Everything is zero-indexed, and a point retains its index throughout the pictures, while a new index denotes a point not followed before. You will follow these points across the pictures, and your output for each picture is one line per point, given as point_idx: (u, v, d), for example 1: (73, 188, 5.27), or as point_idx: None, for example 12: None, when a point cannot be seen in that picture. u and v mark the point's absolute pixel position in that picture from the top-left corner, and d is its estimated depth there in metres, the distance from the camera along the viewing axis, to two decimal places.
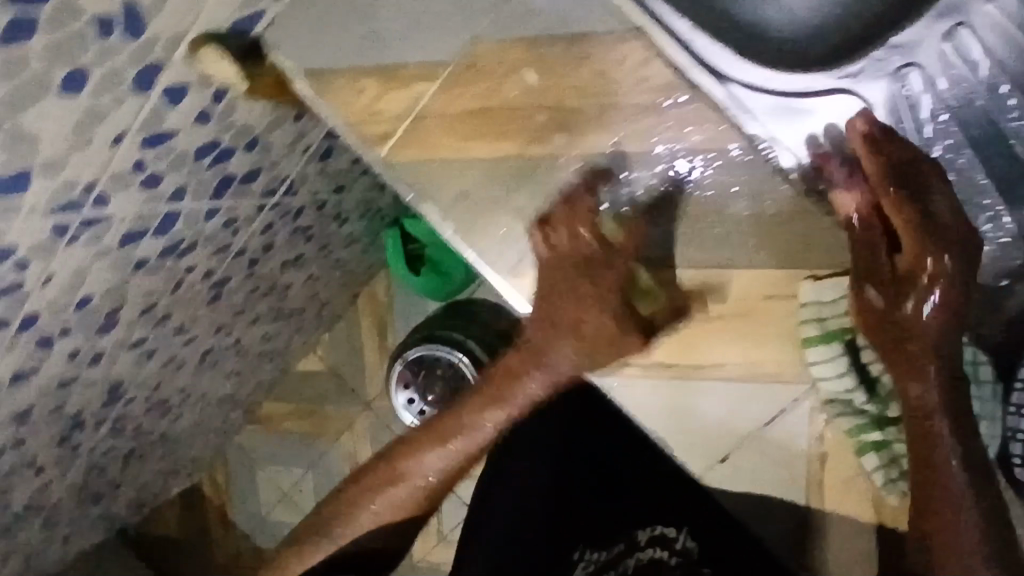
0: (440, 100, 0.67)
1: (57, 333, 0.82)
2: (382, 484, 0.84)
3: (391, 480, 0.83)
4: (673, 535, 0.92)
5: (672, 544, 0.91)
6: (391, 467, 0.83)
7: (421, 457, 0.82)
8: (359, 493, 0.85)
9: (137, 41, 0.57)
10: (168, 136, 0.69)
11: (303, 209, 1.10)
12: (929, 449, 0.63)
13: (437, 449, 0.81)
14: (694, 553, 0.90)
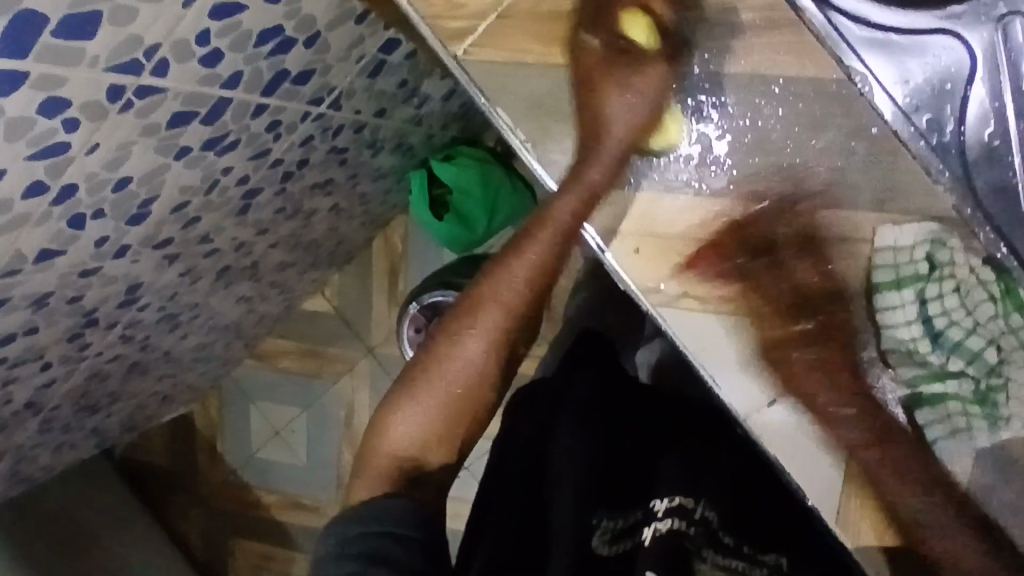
0: (526, 1, 0.65)
1: (91, 214, 0.79)
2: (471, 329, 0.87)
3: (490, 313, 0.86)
4: (692, 505, 0.88)
5: (692, 515, 0.86)
6: (480, 315, 0.86)
7: (512, 276, 0.84)
8: (445, 350, 0.87)
9: None
10: (235, 8, 0.66)
11: (344, 128, 1.07)
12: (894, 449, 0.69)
13: (513, 276, 0.84)
14: (713, 523, 0.88)
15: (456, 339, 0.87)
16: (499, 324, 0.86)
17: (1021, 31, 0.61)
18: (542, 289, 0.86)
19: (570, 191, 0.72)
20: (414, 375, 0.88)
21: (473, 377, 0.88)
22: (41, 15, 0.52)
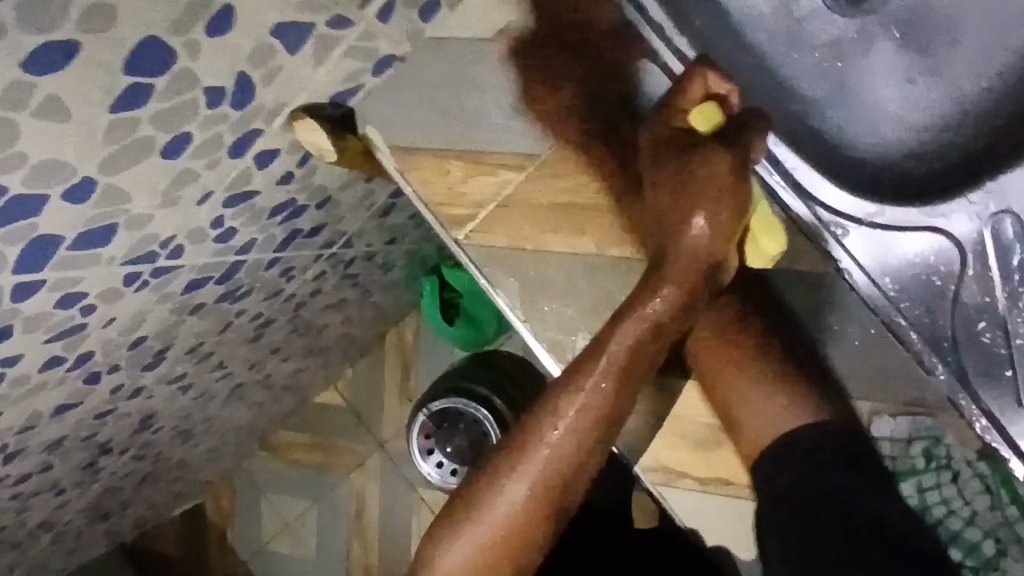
0: (523, 189, 0.67)
1: (107, 368, 0.82)
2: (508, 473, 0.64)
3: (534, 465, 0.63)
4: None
5: None
6: (517, 456, 0.64)
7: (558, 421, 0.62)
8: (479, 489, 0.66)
9: (244, 110, 0.57)
10: (249, 195, 0.69)
11: (356, 259, 1.11)
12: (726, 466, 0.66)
13: (557, 413, 0.62)
14: None
15: (495, 484, 0.65)
16: (556, 479, 0.64)
17: None
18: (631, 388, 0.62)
19: (624, 340, 0.60)
20: (455, 514, 0.67)
21: (522, 521, 0.65)
22: (59, 236, 0.55)
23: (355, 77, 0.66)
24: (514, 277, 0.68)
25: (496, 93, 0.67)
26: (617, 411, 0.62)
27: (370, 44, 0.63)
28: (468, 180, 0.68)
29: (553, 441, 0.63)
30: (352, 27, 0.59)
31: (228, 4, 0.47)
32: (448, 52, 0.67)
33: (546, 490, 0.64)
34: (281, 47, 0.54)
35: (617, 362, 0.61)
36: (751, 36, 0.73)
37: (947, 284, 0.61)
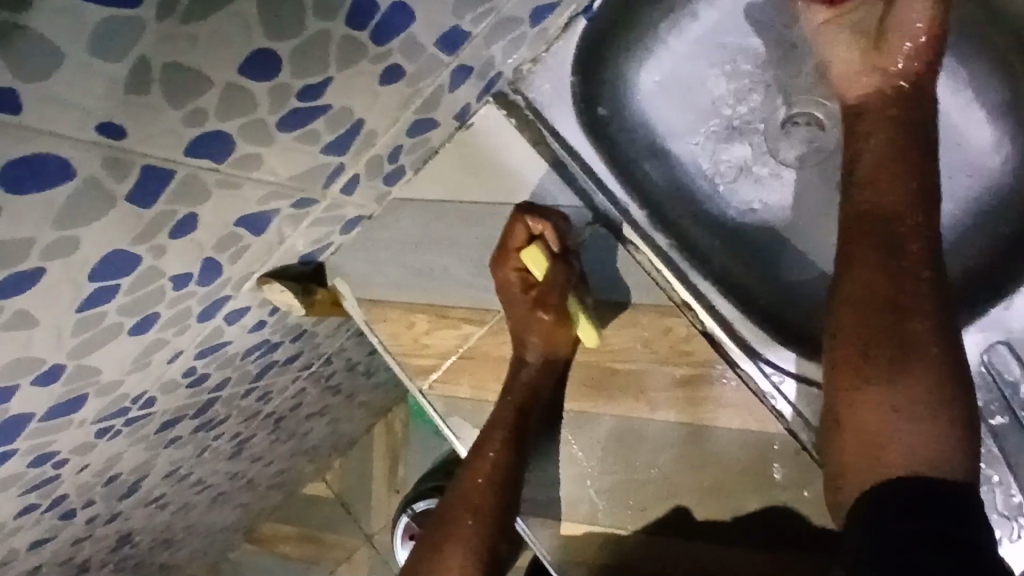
0: (484, 341, 0.70)
1: (83, 503, 0.83)
2: (447, 546, 0.65)
3: (455, 540, 0.65)
4: None
5: None
6: (454, 520, 0.66)
7: (484, 459, 0.66)
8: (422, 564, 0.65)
9: (211, 285, 0.60)
10: (222, 345, 0.72)
11: (338, 372, 1.12)
12: (916, 358, 0.53)
13: (483, 452, 0.66)
14: None
15: (441, 537, 0.66)
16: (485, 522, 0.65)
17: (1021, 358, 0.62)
18: (523, 438, 0.66)
19: (517, 390, 0.66)
20: None
21: None
22: (29, 413, 0.57)
23: (323, 239, 0.69)
24: (475, 429, 0.70)
25: (459, 250, 0.70)
26: (518, 448, 0.65)
27: (338, 212, 0.66)
28: (504, 271, 0.66)
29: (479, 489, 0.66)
30: (316, 205, 0.62)
31: (191, 212, 0.51)
32: (417, 213, 0.71)
33: (483, 526, 0.65)
34: (246, 232, 0.58)
35: (512, 417, 0.66)
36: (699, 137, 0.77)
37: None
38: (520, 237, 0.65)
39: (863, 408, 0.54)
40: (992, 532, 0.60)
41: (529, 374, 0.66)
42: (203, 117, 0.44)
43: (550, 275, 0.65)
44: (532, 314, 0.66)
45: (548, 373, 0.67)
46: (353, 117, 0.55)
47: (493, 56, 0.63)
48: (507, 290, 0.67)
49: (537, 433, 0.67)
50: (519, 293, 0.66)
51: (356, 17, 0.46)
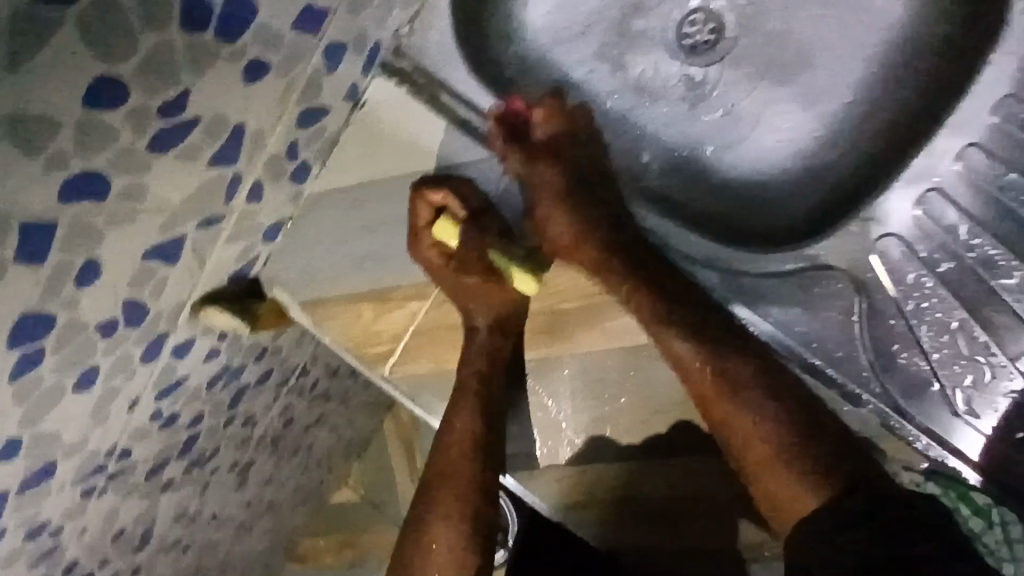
0: (434, 315, 0.69)
1: (96, 566, 0.83)
2: (432, 522, 0.64)
3: (439, 510, 0.64)
4: None
5: None
6: (436, 496, 0.65)
7: (455, 424, 0.66)
8: (410, 537, 0.65)
9: (142, 325, 0.60)
10: (180, 381, 0.72)
11: (320, 380, 1.12)
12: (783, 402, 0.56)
13: (452, 418, 0.66)
14: None
15: (423, 505, 0.65)
16: (466, 488, 0.64)
17: (945, 197, 0.62)
18: (489, 397, 0.65)
19: (475, 356, 0.65)
20: None
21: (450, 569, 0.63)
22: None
23: (248, 252, 0.68)
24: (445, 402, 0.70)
25: (386, 231, 0.69)
26: (486, 408, 0.65)
27: (252, 221, 0.65)
28: (424, 248, 0.66)
29: (455, 456, 0.65)
30: (226, 220, 0.61)
31: (92, 257, 0.50)
32: (335, 204, 0.70)
33: (466, 492, 0.64)
34: (159, 264, 0.57)
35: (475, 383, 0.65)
36: (596, 61, 0.75)
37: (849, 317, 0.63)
38: (428, 209, 0.65)
39: (760, 473, 0.55)
40: (962, 373, 0.61)
41: (482, 340, 0.65)
42: (64, 159, 0.42)
43: (466, 243, 0.64)
44: (464, 284, 0.66)
45: (501, 334, 0.66)
46: (231, 123, 0.53)
47: (364, 27, 0.62)
48: (433, 269, 0.66)
49: (505, 397, 0.67)
50: (447, 265, 0.65)
51: (191, 19, 0.44)
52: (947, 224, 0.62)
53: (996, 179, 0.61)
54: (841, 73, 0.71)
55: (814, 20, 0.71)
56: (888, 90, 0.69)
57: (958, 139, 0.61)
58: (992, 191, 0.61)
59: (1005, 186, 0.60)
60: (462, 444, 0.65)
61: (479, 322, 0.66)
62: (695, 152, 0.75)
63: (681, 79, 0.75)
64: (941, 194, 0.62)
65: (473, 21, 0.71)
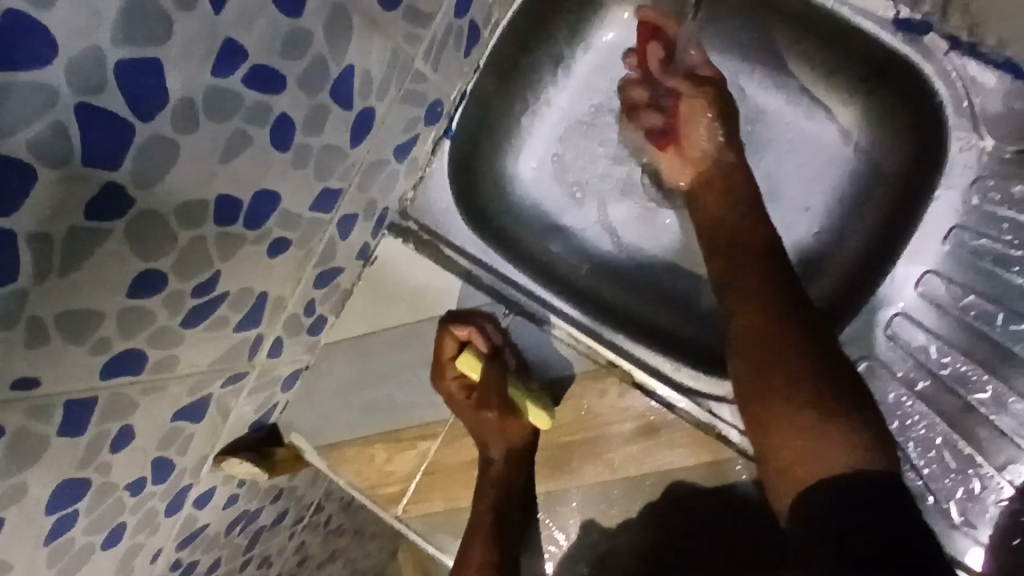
0: (443, 453, 0.73)
1: None
2: None
3: None
4: None
5: None
6: None
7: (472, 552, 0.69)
8: None
9: (167, 480, 0.63)
10: (200, 530, 0.74)
11: (334, 514, 1.12)
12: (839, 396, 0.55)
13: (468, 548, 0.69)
14: None
15: None
16: None
17: (908, 324, 0.67)
18: (502, 525, 0.69)
19: (492, 481, 0.70)
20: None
21: None
22: None
23: (267, 402, 0.72)
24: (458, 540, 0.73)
25: (397, 377, 0.73)
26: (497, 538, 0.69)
27: (271, 374, 0.70)
28: (444, 380, 0.71)
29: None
30: (247, 376, 0.66)
31: (126, 424, 0.54)
32: (349, 352, 0.75)
33: None
34: (185, 422, 0.61)
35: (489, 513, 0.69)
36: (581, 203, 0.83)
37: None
38: (451, 348, 0.70)
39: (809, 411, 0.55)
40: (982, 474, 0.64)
41: (498, 471, 0.70)
42: (108, 343, 0.48)
43: (488, 376, 0.69)
44: (483, 415, 0.70)
45: (521, 465, 0.70)
46: (253, 293, 0.60)
47: (373, 198, 0.69)
48: (453, 400, 0.71)
49: (517, 521, 0.70)
50: (469, 397, 0.70)
51: (223, 215, 0.51)
52: (915, 341, 0.67)
53: (956, 301, 0.66)
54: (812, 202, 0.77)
55: (771, 155, 0.78)
56: (849, 213, 0.76)
57: (917, 267, 0.67)
58: (956, 313, 0.66)
59: (966, 307, 0.66)
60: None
61: (494, 453, 0.71)
62: (681, 281, 0.80)
63: (661, 213, 0.81)
64: (903, 317, 0.67)
65: (472, 181, 0.79)
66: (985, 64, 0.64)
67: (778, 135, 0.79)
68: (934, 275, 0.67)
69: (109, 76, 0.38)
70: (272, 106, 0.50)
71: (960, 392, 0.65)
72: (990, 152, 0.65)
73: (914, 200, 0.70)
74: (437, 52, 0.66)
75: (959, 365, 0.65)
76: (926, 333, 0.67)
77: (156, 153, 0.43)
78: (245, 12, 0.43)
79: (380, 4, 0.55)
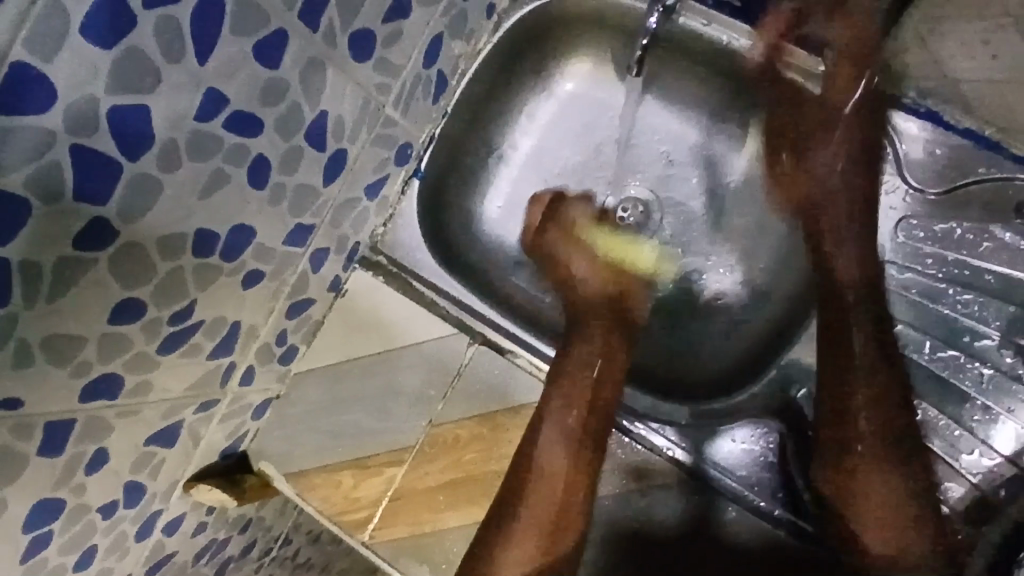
0: (408, 478, 0.74)
1: None
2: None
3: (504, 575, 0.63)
4: None
5: None
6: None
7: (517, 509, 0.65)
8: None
9: (138, 505, 0.65)
10: (168, 557, 0.75)
11: (303, 548, 1.13)
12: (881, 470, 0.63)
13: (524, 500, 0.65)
14: None
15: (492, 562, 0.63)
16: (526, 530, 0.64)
17: None
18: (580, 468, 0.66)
19: (560, 426, 0.67)
20: None
21: None
22: None
23: (237, 429, 0.74)
24: (423, 565, 0.72)
25: (364, 404, 0.76)
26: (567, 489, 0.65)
27: (243, 402, 0.72)
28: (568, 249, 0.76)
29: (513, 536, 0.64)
30: (219, 403, 0.69)
31: (101, 447, 0.56)
32: (318, 381, 0.77)
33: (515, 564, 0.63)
34: (158, 447, 0.63)
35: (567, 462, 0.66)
36: None
37: (781, 460, 0.69)
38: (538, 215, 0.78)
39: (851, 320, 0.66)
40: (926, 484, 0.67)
41: (579, 417, 0.67)
42: (88, 367, 0.51)
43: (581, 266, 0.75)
44: (593, 314, 0.73)
45: (603, 400, 0.69)
46: (228, 322, 0.63)
47: (345, 233, 0.73)
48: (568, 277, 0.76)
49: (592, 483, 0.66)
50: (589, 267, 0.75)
51: (201, 248, 0.55)
52: None
53: None
54: (755, 244, 0.83)
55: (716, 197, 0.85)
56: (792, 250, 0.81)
57: None
58: None
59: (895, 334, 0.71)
60: (541, 500, 0.65)
61: (571, 411, 0.67)
62: None
63: None
64: None
65: (439, 218, 0.84)
66: (908, 114, 0.71)
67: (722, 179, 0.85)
68: None
69: (101, 120, 0.41)
70: (250, 149, 0.54)
71: None
72: (913, 194, 0.71)
73: None
74: (406, 100, 0.71)
75: None
76: None
77: (141, 189, 0.47)
78: (228, 64, 0.48)
79: (352, 56, 0.60)
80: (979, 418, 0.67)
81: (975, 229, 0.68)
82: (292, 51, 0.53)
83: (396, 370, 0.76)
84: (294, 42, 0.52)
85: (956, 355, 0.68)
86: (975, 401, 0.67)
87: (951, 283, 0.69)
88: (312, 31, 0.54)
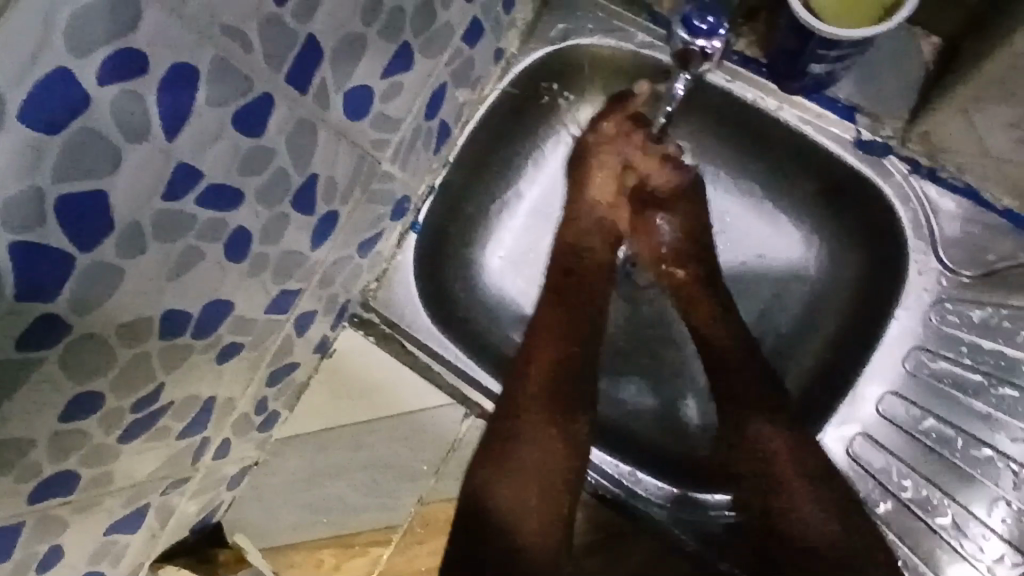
0: (394, 559, 0.70)
1: None
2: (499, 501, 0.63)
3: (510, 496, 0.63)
4: None
5: None
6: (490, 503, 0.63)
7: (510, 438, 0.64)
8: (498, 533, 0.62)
9: None
10: None
11: None
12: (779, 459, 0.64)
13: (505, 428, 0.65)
14: None
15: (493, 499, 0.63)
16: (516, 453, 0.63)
17: (867, 447, 0.68)
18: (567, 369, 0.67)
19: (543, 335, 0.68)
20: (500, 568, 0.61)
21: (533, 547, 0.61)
22: None
23: (212, 501, 0.69)
24: None
25: (350, 477, 0.71)
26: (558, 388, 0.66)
27: (217, 475, 0.67)
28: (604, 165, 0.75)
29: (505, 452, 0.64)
30: (190, 479, 0.63)
31: (54, 544, 0.51)
32: (302, 448, 0.72)
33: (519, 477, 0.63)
34: (121, 534, 0.58)
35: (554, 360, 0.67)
36: None
37: None
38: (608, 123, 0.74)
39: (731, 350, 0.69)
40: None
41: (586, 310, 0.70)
42: (38, 468, 0.45)
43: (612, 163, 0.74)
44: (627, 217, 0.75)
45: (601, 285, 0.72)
46: (201, 399, 0.57)
47: (334, 292, 0.68)
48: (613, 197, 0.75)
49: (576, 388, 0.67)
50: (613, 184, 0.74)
51: (170, 330, 0.49)
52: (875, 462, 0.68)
53: (916, 422, 0.67)
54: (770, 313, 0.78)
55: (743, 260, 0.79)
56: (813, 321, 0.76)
57: (878, 388, 0.68)
58: (916, 435, 0.67)
59: (924, 429, 0.67)
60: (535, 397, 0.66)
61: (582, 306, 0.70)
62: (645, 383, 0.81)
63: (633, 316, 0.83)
64: (866, 437, 0.68)
65: (438, 272, 0.78)
66: (943, 190, 0.67)
67: (749, 239, 0.79)
68: (895, 397, 0.68)
69: (48, 212, 0.36)
70: (228, 223, 0.48)
71: (918, 516, 0.66)
72: (947, 276, 0.67)
73: (871, 317, 0.72)
74: (405, 152, 0.65)
75: (919, 488, 0.67)
76: (886, 450, 0.68)
77: (99, 279, 0.41)
78: (203, 136, 0.42)
79: (347, 115, 0.54)
80: (1012, 521, 0.63)
81: (1015, 317, 0.65)
82: (278, 116, 0.47)
83: (385, 442, 0.71)
84: (280, 106, 0.47)
85: (990, 453, 0.65)
86: (1009, 501, 0.64)
87: (987, 374, 0.65)
88: (302, 93, 0.48)
